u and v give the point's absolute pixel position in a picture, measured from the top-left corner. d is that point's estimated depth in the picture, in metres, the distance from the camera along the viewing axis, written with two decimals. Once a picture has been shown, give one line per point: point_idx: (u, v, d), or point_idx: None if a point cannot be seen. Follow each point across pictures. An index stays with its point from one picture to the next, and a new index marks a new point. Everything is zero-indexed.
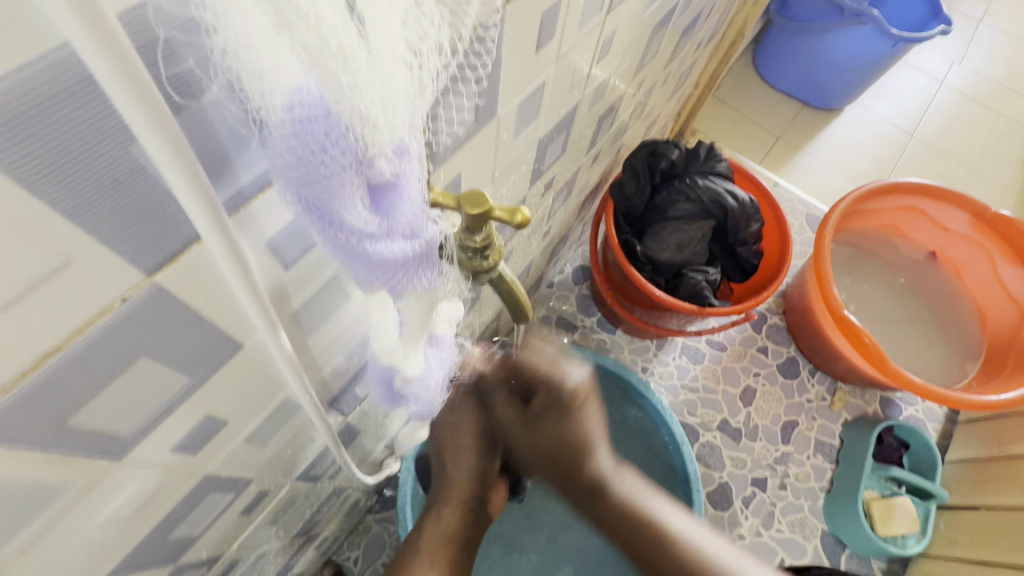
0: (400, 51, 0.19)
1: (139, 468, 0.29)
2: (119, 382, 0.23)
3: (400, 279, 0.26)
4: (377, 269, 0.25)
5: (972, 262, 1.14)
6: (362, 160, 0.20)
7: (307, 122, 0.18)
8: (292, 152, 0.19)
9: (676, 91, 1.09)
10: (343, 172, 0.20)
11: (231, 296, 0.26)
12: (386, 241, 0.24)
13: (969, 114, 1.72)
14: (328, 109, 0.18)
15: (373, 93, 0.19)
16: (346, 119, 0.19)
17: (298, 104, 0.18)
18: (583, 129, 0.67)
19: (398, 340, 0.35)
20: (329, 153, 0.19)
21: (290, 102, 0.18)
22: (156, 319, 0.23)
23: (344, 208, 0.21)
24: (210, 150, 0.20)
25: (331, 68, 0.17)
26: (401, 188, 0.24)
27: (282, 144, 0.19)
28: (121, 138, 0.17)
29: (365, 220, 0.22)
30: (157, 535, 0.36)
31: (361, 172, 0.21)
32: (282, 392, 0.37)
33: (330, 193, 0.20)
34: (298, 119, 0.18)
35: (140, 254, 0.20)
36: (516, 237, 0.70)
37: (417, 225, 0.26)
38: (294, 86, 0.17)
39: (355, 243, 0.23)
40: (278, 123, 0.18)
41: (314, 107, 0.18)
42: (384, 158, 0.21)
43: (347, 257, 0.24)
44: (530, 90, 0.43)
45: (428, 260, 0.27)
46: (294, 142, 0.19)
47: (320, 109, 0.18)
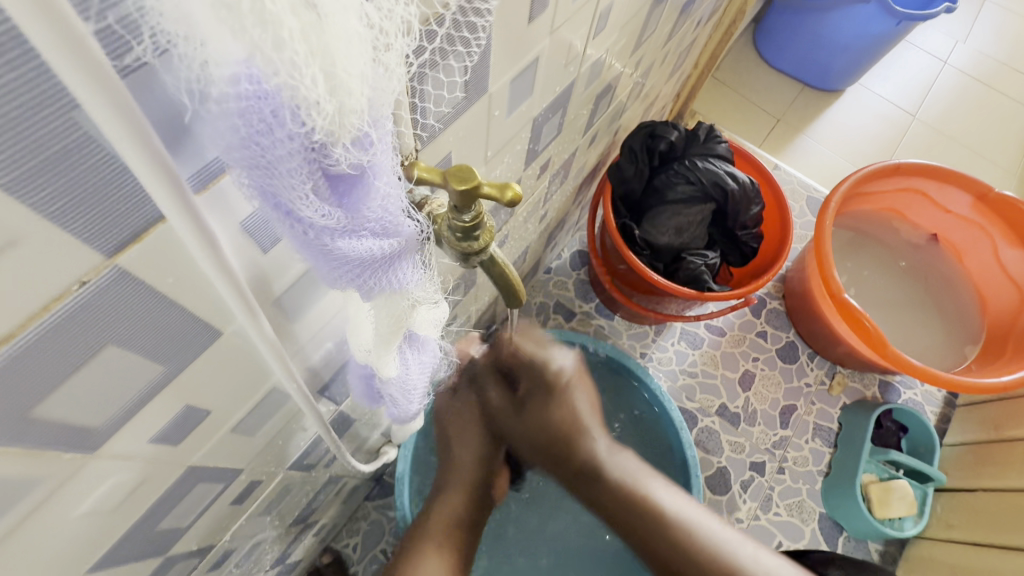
0: (354, 25, 0.17)
1: (116, 461, 0.28)
2: (87, 371, 0.22)
3: (370, 277, 0.26)
4: (341, 264, 0.24)
5: (973, 245, 1.13)
6: (313, 146, 0.19)
7: (253, 100, 0.17)
8: (235, 136, 0.17)
9: (675, 71, 1.06)
10: (290, 159, 0.19)
11: (205, 280, 0.24)
12: (352, 238, 0.23)
13: (972, 95, 1.69)
14: (268, 89, 0.17)
15: (314, 72, 0.17)
16: (290, 100, 0.17)
17: (243, 79, 0.16)
18: (579, 109, 0.65)
19: (373, 336, 0.33)
20: (274, 136, 0.18)
21: (231, 79, 0.16)
22: (120, 304, 0.21)
23: (297, 199, 0.20)
24: (165, 121, 0.18)
25: (259, 40, 0.15)
26: (369, 181, 0.22)
27: (223, 127, 0.17)
28: (63, 103, 0.15)
29: (323, 213, 0.21)
30: (143, 528, 0.35)
31: (316, 161, 0.20)
32: (268, 380, 0.36)
33: (280, 182, 0.19)
34: (241, 98, 0.17)
35: (97, 235, 0.18)
36: (511, 221, 0.68)
37: (391, 223, 0.24)
38: (235, 61, 0.16)
39: (315, 237, 0.22)
40: (220, 103, 0.17)
41: (256, 86, 0.17)
42: (340, 147, 0.19)
43: (311, 252, 0.23)
44: (523, 66, 0.41)
45: (404, 255, 0.27)
46: (235, 124, 0.17)
47: (264, 89, 0.17)
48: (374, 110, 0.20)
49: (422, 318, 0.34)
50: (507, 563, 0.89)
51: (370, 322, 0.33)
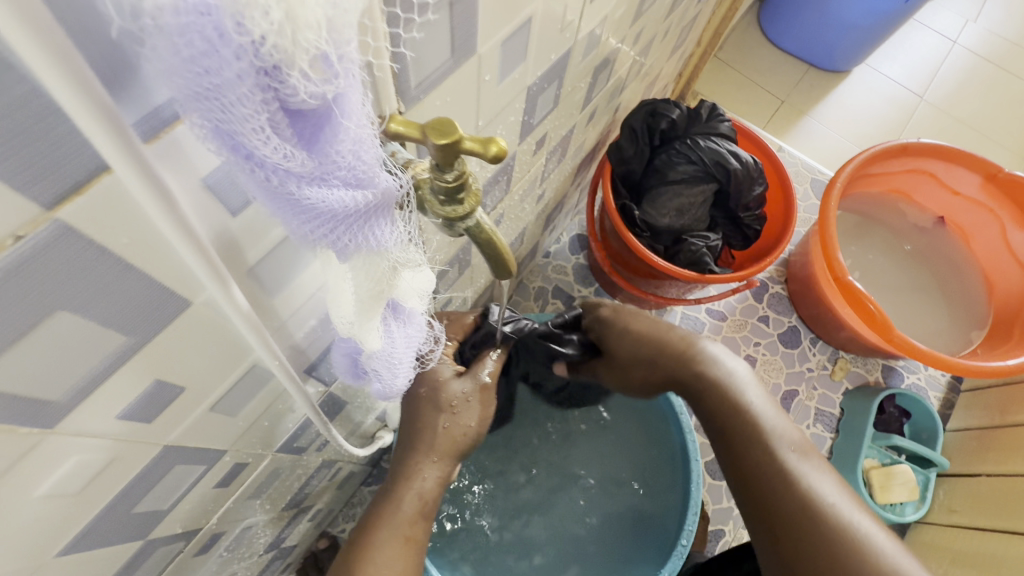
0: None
1: (79, 438, 0.26)
2: (35, 338, 0.20)
3: (344, 234, 0.24)
4: (314, 219, 0.23)
5: (981, 228, 1.10)
6: (265, 70, 0.17)
7: (196, 15, 0.15)
8: (177, 58, 0.16)
9: (677, 48, 1.03)
10: (241, 83, 0.17)
11: (166, 243, 0.22)
12: (321, 186, 0.22)
13: (982, 75, 1.65)
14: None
15: None
16: (232, 6, 0.15)
17: None
18: (577, 82, 0.63)
19: (354, 306, 0.31)
20: (219, 56, 0.16)
21: None
22: (67, 264, 0.20)
23: (252, 135, 0.18)
24: (105, 51, 0.16)
25: None
26: (335, 121, 0.20)
27: (161, 46, 0.15)
28: None
29: (285, 153, 0.19)
30: (117, 510, 0.34)
31: (271, 89, 0.18)
32: (248, 357, 0.34)
33: (231, 112, 0.17)
34: (179, 12, 0.15)
35: (32, 183, 0.17)
36: (506, 200, 0.66)
37: (365, 173, 0.23)
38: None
39: (279, 184, 0.20)
40: (157, 18, 0.15)
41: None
42: (297, 71, 0.17)
43: (279, 206, 0.22)
44: (513, 27, 0.38)
45: (382, 211, 0.25)
46: (177, 41, 0.15)
47: (208, 3, 0.15)
48: (334, 32, 0.18)
49: (404, 286, 0.33)
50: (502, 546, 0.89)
51: (350, 295, 0.31)
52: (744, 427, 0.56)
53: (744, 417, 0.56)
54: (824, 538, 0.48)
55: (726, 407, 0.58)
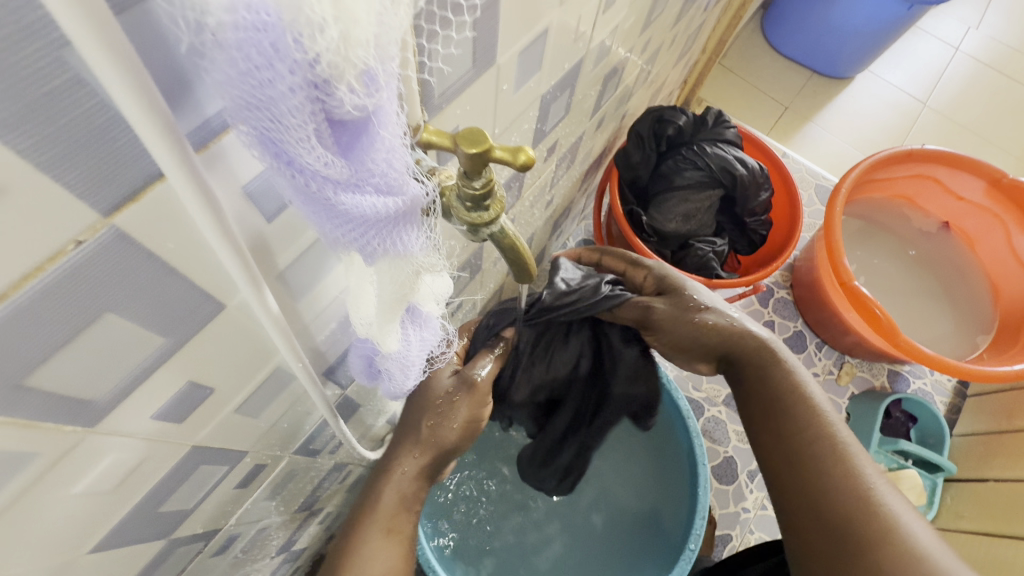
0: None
1: (115, 437, 0.27)
2: (84, 339, 0.21)
3: (374, 238, 0.25)
4: (345, 222, 0.23)
5: (986, 233, 1.11)
6: (316, 82, 0.18)
7: (255, 32, 0.16)
8: (233, 72, 0.17)
9: (683, 55, 1.04)
10: (292, 94, 0.18)
11: (207, 248, 0.23)
12: (355, 193, 0.22)
13: (985, 82, 1.67)
14: (272, 16, 0.16)
15: None
16: (290, 23, 0.16)
17: (243, 7, 0.15)
18: (587, 90, 0.64)
19: (375, 308, 0.32)
20: (274, 69, 0.17)
21: (229, 7, 0.15)
22: (118, 269, 0.20)
23: (297, 142, 0.19)
24: (163, 67, 0.17)
25: None
26: (373, 131, 0.21)
27: (219, 59, 0.16)
28: (52, 39, 0.14)
29: (325, 160, 0.20)
30: (145, 509, 0.35)
31: (319, 100, 0.19)
32: (272, 360, 0.35)
33: (280, 121, 0.18)
34: (240, 28, 0.16)
35: (92, 190, 0.18)
36: (517, 205, 0.67)
37: (397, 182, 0.24)
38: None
39: (317, 190, 0.21)
40: (217, 33, 0.16)
41: (258, 15, 0.16)
42: (345, 84, 0.18)
43: (314, 209, 0.23)
44: (531, 39, 0.39)
45: (410, 219, 0.26)
46: (235, 55, 0.16)
47: (266, 20, 0.16)
48: (380, 47, 0.19)
49: (423, 291, 0.34)
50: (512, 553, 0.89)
51: (372, 296, 0.32)
52: (797, 411, 0.53)
53: (796, 401, 0.54)
54: (871, 527, 0.45)
55: (775, 391, 0.55)
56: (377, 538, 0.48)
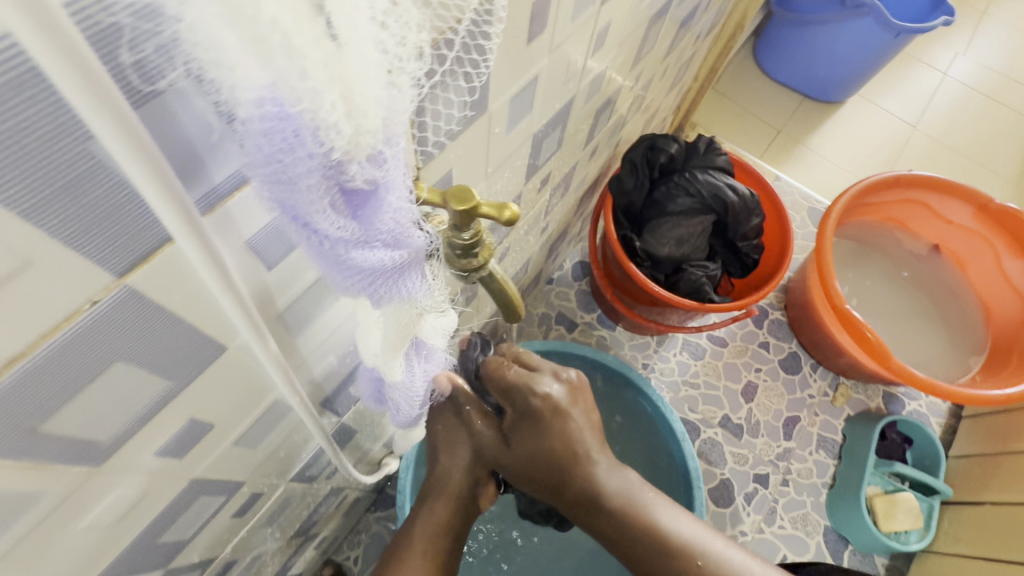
0: (371, 51, 0.18)
1: (122, 472, 0.29)
2: (95, 387, 0.23)
3: (381, 287, 0.26)
4: (356, 274, 0.25)
5: (976, 256, 1.12)
6: (330, 163, 0.20)
7: (277, 124, 0.18)
8: (259, 154, 0.18)
9: (676, 84, 1.07)
10: (308, 174, 0.19)
11: (210, 298, 0.25)
12: (365, 249, 0.24)
13: (974, 105, 1.70)
14: (293, 112, 0.17)
15: (333, 97, 0.18)
16: (310, 122, 0.18)
17: (267, 103, 0.17)
18: (579, 124, 0.66)
19: (381, 341, 0.34)
20: (293, 155, 0.19)
21: (257, 102, 0.17)
22: (129, 323, 0.22)
23: (314, 212, 0.21)
24: (185, 150, 0.19)
25: (284, 69, 0.16)
26: (382, 197, 0.23)
27: (250, 144, 0.18)
28: (79, 134, 0.16)
29: (338, 225, 0.22)
30: (144, 541, 0.35)
31: (333, 176, 0.21)
32: (270, 394, 0.36)
33: (299, 196, 0.20)
34: (265, 120, 0.17)
35: (108, 257, 0.19)
36: (512, 234, 0.69)
37: (403, 235, 0.25)
38: (261, 86, 0.17)
39: (331, 248, 0.23)
40: (246, 122, 0.18)
41: (280, 108, 0.17)
42: (356, 164, 0.20)
43: (326, 262, 0.24)
44: (522, 85, 0.42)
45: (414, 268, 0.28)
46: (260, 142, 0.18)
47: (286, 111, 0.17)
48: (389, 130, 0.21)
49: (428, 326, 0.36)
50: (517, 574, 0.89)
51: (378, 330, 0.33)
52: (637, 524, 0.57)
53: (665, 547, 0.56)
54: None
55: (641, 535, 0.56)
56: None
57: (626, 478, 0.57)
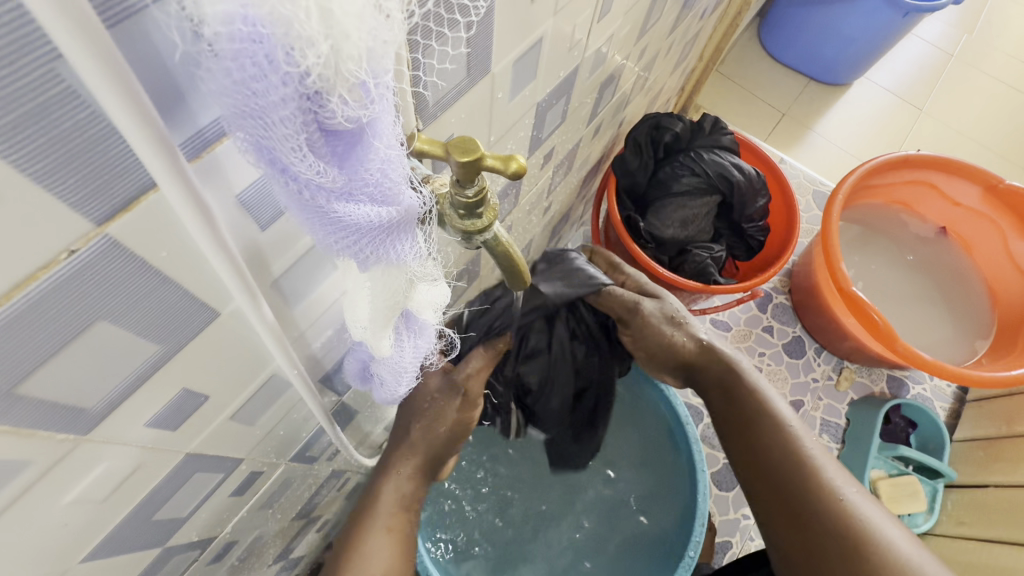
0: None
1: (110, 444, 0.27)
2: (75, 348, 0.21)
3: (367, 245, 0.25)
4: (339, 229, 0.24)
5: (983, 238, 1.11)
6: (308, 95, 0.18)
7: (250, 43, 0.16)
8: (227, 81, 0.17)
9: (680, 62, 1.05)
10: (282, 106, 0.18)
11: (200, 255, 0.23)
12: (348, 202, 0.23)
13: (981, 87, 1.68)
14: (263, 29, 0.16)
15: (305, 5, 0.16)
16: (282, 37, 0.16)
17: (239, 19, 0.16)
18: (584, 97, 0.65)
19: (368, 313, 0.32)
20: (266, 81, 0.17)
21: (225, 19, 0.16)
22: (112, 278, 0.21)
23: (290, 152, 0.19)
24: (164, 78, 0.18)
25: None
26: (368, 142, 0.21)
27: (215, 69, 0.17)
28: (43, 52, 0.14)
29: (318, 169, 0.20)
30: (138, 517, 0.34)
31: (311, 112, 0.19)
32: (267, 367, 0.35)
33: (272, 131, 0.18)
34: (235, 40, 0.16)
35: (86, 200, 0.18)
36: (514, 213, 0.68)
37: (391, 190, 0.23)
38: (230, 0, 0.15)
39: (310, 197, 0.22)
40: (214, 44, 0.16)
41: (252, 28, 0.16)
42: (336, 97, 0.18)
43: (307, 214, 0.23)
44: (525, 47, 0.40)
45: (403, 229, 0.26)
46: (229, 65, 0.16)
47: (260, 32, 0.16)
48: (374, 62, 0.18)
49: (420, 299, 0.34)
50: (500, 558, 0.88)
51: (365, 302, 0.32)
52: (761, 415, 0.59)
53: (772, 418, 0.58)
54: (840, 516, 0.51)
55: (748, 405, 0.60)
56: (366, 541, 0.48)
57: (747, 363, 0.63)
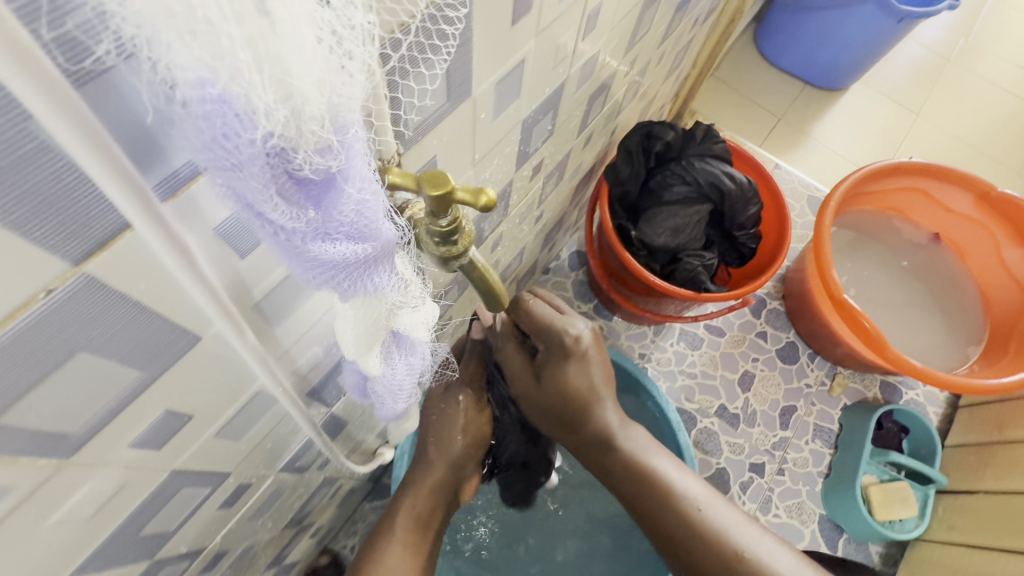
0: (305, 34, 0.17)
1: (94, 465, 0.28)
2: (55, 379, 0.22)
3: (346, 280, 0.25)
4: (318, 268, 0.24)
5: (975, 244, 1.11)
6: (273, 150, 0.19)
7: (217, 106, 0.17)
8: (201, 139, 0.17)
9: (674, 69, 1.06)
10: (251, 162, 0.18)
11: (178, 286, 0.24)
12: (325, 241, 0.23)
13: (976, 92, 1.68)
14: (229, 96, 0.16)
15: (267, 76, 0.17)
16: (247, 106, 0.17)
17: (207, 86, 0.16)
18: (572, 111, 0.65)
19: (355, 336, 0.32)
20: (236, 140, 0.18)
21: (196, 84, 0.16)
22: (92, 311, 0.21)
23: (262, 202, 0.20)
24: (139, 130, 0.18)
25: (212, 48, 0.15)
26: (339, 186, 0.22)
27: (190, 129, 0.17)
28: (18, 113, 0.15)
29: (291, 216, 0.21)
30: (126, 532, 0.35)
31: (279, 164, 0.19)
32: (252, 385, 0.36)
33: (245, 184, 0.19)
34: (204, 104, 0.16)
35: (64, 243, 0.19)
36: (504, 223, 0.68)
37: (367, 227, 0.24)
38: (196, 68, 0.15)
39: (287, 241, 0.22)
40: (187, 105, 0.17)
41: (218, 93, 0.16)
42: (302, 149, 0.19)
43: (286, 256, 0.23)
44: (508, 68, 0.40)
45: (381, 261, 0.26)
46: (200, 125, 0.17)
47: (227, 96, 0.16)
48: (338, 115, 0.19)
49: (405, 320, 0.34)
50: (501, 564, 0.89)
51: (350, 325, 0.32)
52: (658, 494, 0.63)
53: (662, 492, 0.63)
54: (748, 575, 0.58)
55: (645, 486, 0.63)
56: None
57: (643, 442, 0.66)
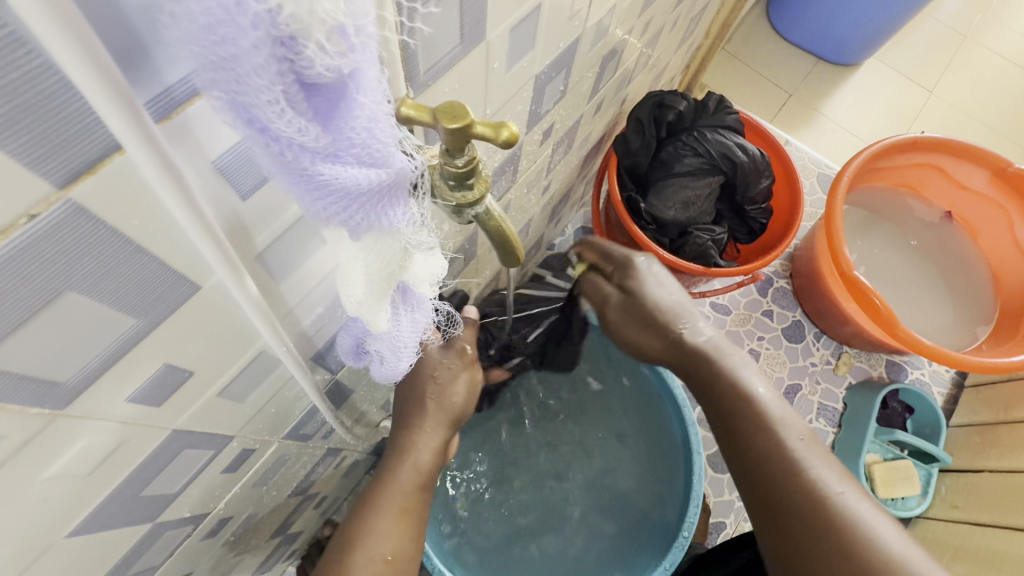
0: None
1: (90, 418, 0.27)
2: (44, 318, 0.20)
3: (357, 211, 0.24)
4: (328, 194, 0.22)
5: (988, 222, 1.09)
6: (282, 40, 0.17)
7: None
8: (193, 28, 0.16)
9: (686, 39, 1.02)
10: (256, 53, 0.17)
11: (176, 225, 0.22)
12: (334, 162, 0.21)
13: (992, 70, 1.64)
14: None
15: None
16: None
17: None
18: (584, 72, 0.62)
19: (363, 287, 0.31)
20: (235, 24, 0.16)
21: None
22: (80, 244, 0.20)
23: (266, 107, 0.18)
24: (122, 32, 0.16)
25: None
26: (351, 96, 0.20)
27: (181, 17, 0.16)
28: None
29: (299, 127, 0.19)
30: (125, 492, 0.34)
31: (287, 61, 0.18)
32: (255, 344, 0.34)
33: (246, 83, 0.17)
34: None
35: (47, 162, 0.17)
36: (511, 190, 0.66)
37: (380, 151, 0.22)
38: None
39: (294, 158, 0.20)
40: None
41: None
42: (313, 43, 0.17)
43: (292, 180, 0.21)
44: (523, 14, 0.38)
45: (396, 194, 0.25)
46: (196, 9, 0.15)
47: None
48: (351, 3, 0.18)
49: (416, 269, 0.33)
50: (501, 550, 0.86)
51: (361, 278, 0.30)
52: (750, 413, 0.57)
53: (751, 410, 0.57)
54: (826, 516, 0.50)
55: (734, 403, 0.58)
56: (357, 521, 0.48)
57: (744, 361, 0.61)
